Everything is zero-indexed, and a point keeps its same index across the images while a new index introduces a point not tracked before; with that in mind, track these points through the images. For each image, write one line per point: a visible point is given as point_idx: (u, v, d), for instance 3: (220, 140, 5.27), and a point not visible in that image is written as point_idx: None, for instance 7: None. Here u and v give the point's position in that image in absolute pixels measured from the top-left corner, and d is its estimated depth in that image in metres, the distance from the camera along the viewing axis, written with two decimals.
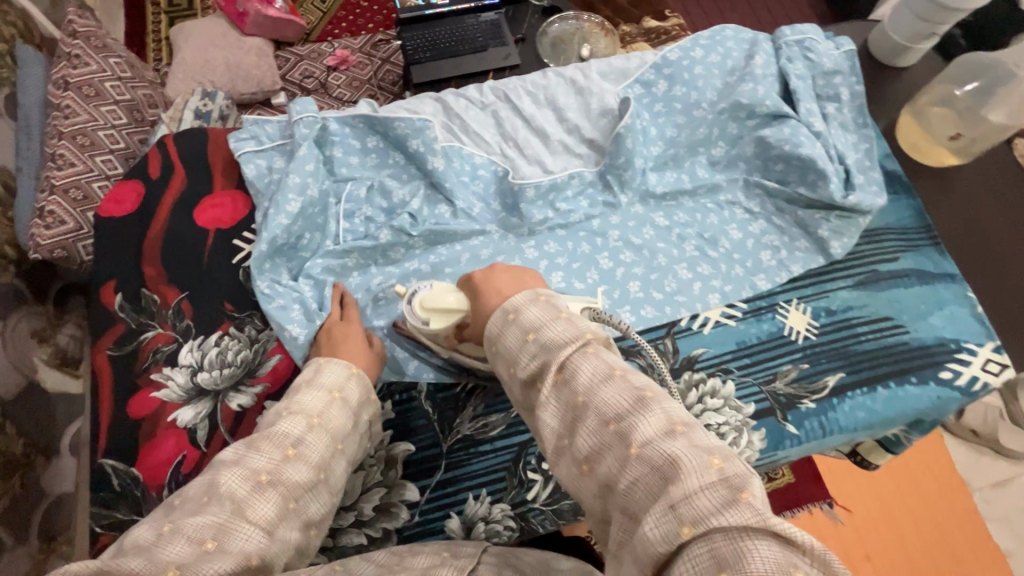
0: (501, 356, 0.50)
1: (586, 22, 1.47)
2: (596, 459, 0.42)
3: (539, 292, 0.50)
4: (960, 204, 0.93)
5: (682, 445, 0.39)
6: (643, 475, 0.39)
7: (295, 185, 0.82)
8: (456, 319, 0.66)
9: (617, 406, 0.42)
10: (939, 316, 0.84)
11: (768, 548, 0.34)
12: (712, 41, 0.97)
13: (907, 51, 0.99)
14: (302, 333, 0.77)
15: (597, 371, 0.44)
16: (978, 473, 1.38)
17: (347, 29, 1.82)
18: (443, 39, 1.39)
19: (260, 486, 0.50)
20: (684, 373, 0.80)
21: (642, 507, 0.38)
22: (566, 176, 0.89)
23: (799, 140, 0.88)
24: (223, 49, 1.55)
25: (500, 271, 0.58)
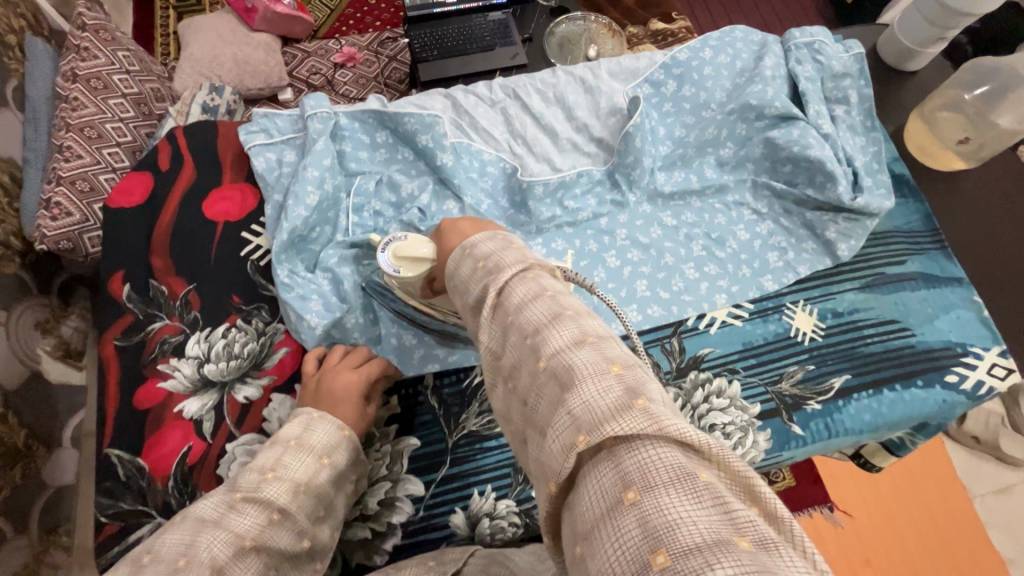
0: (455, 288, 0.48)
1: (593, 23, 1.48)
2: (516, 375, 0.40)
3: (496, 232, 0.49)
4: (969, 207, 0.93)
5: (587, 355, 0.37)
6: (549, 390, 0.36)
7: (313, 178, 0.81)
8: (426, 269, 0.67)
9: (536, 320, 0.39)
10: (945, 319, 0.84)
11: (667, 453, 0.32)
12: (722, 41, 0.97)
13: (917, 55, 1.00)
14: (320, 323, 0.77)
15: (528, 291, 0.42)
16: (979, 479, 1.38)
17: (354, 27, 1.82)
18: (451, 37, 1.39)
19: (243, 552, 0.48)
20: (690, 372, 0.80)
21: (547, 420, 0.36)
22: (574, 174, 0.89)
23: (807, 142, 0.88)
24: (230, 44, 1.55)
25: (464, 220, 0.58)
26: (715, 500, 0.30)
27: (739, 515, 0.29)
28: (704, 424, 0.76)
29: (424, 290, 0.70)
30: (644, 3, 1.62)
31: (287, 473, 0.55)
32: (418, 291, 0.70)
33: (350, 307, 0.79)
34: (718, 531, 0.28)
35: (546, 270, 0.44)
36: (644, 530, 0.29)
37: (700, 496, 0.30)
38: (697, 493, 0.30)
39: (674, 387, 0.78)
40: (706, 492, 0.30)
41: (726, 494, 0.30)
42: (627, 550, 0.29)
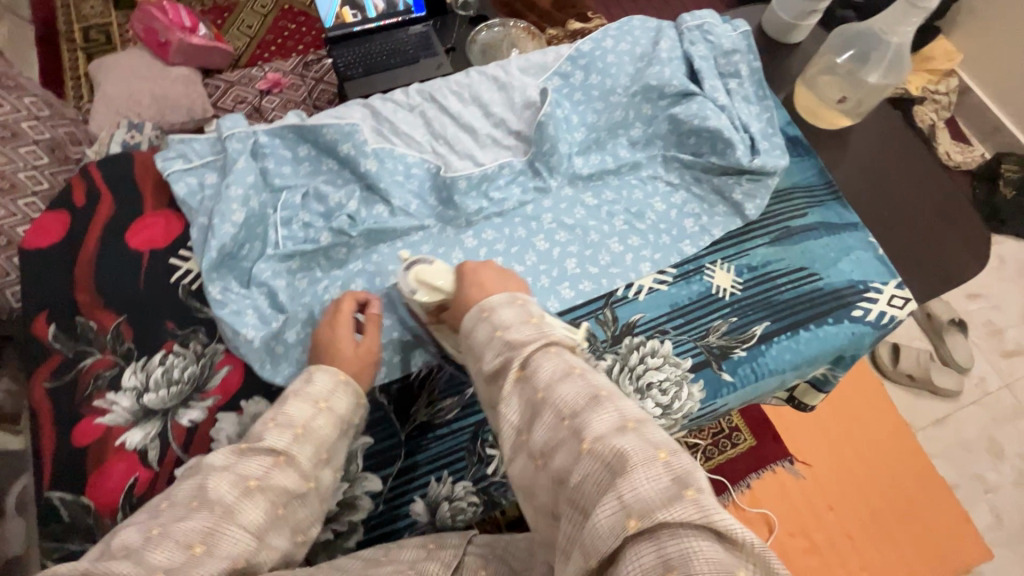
0: (472, 349, 0.57)
1: (512, 28, 1.49)
2: (549, 454, 0.46)
3: (514, 297, 0.58)
4: (856, 160, 1.02)
5: (632, 440, 0.43)
6: (596, 471, 0.42)
7: (237, 196, 0.82)
8: (441, 300, 0.70)
9: (573, 403, 0.47)
10: (847, 261, 0.93)
11: (712, 549, 0.37)
12: (621, 31, 1.04)
13: (796, 29, 1.10)
14: (257, 336, 0.78)
15: (556, 369, 0.50)
16: (918, 412, 1.51)
17: (277, 53, 1.82)
18: (375, 53, 1.43)
19: (251, 491, 0.51)
20: (625, 338, 0.85)
21: (590, 501, 0.42)
22: (496, 166, 0.93)
23: (705, 114, 0.95)
24: (148, 80, 1.53)
25: (489, 268, 0.68)
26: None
27: None
28: (643, 383, 0.81)
29: (433, 313, 0.73)
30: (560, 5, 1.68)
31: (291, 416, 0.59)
32: (426, 311, 0.73)
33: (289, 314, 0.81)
34: None
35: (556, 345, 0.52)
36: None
37: None
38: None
39: (612, 354, 0.83)
40: None
41: None
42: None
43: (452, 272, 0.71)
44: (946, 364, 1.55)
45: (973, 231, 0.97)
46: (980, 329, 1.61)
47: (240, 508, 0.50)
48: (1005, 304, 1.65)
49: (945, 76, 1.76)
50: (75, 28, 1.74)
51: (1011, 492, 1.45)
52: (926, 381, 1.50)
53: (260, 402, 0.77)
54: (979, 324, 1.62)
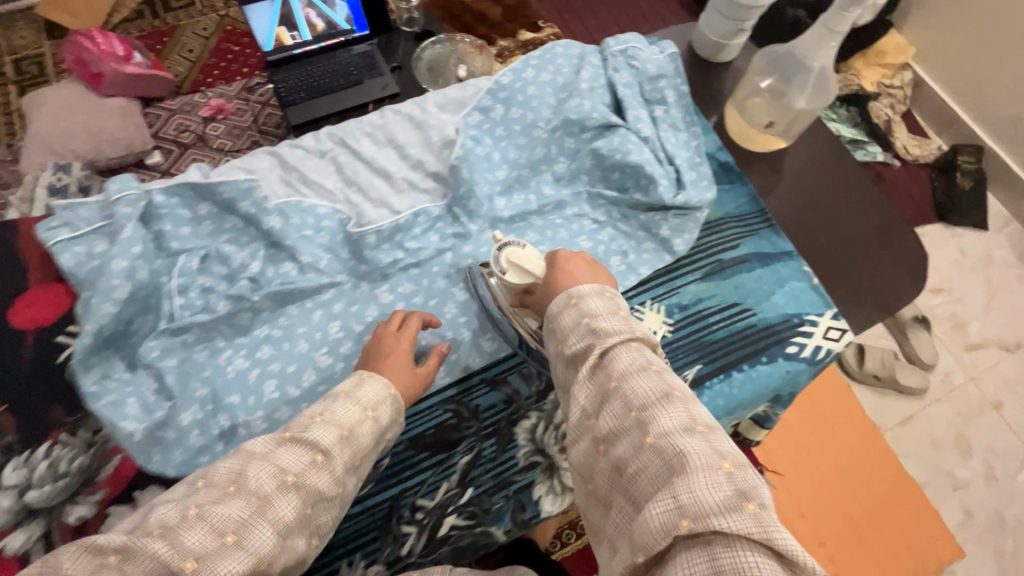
0: (554, 332, 0.59)
1: (461, 42, 1.35)
2: (612, 441, 0.50)
3: (603, 289, 0.60)
4: (789, 184, 0.99)
5: (697, 443, 0.46)
6: (654, 465, 0.46)
7: (121, 270, 0.75)
8: (530, 283, 0.73)
9: (643, 397, 0.50)
10: (781, 293, 0.89)
11: (765, 563, 0.40)
12: (543, 60, 0.99)
13: (724, 48, 1.06)
14: (139, 429, 0.71)
15: (634, 362, 0.53)
16: (886, 412, 1.42)
17: (221, 77, 1.65)
18: (318, 77, 1.29)
19: (286, 484, 0.54)
20: (550, 393, 0.80)
21: (644, 493, 0.46)
22: (411, 215, 0.89)
23: (627, 148, 0.91)
24: (80, 114, 1.39)
25: (578, 259, 0.70)
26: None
27: None
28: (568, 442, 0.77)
29: (517, 299, 0.76)
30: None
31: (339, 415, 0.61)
32: (512, 295, 0.76)
33: (176, 400, 0.74)
34: None
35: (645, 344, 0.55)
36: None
37: None
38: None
39: (536, 411, 0.79)
40: None
41: None
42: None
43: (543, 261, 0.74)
44: (912, 363, 1.45)
45: (909, 252, 0.95)
46: (944, 324, 1.49)
47: (274, 501, 0.52)
48: (968, 297, 1.54)
49: (900, 69, 1.70)
50: (6, 60, 1.63)
51: (978, 488, 1.36)
52: (892, 381, 1.41)
53: (155, 491, 0.71)
54: (943, 319, 1.51)
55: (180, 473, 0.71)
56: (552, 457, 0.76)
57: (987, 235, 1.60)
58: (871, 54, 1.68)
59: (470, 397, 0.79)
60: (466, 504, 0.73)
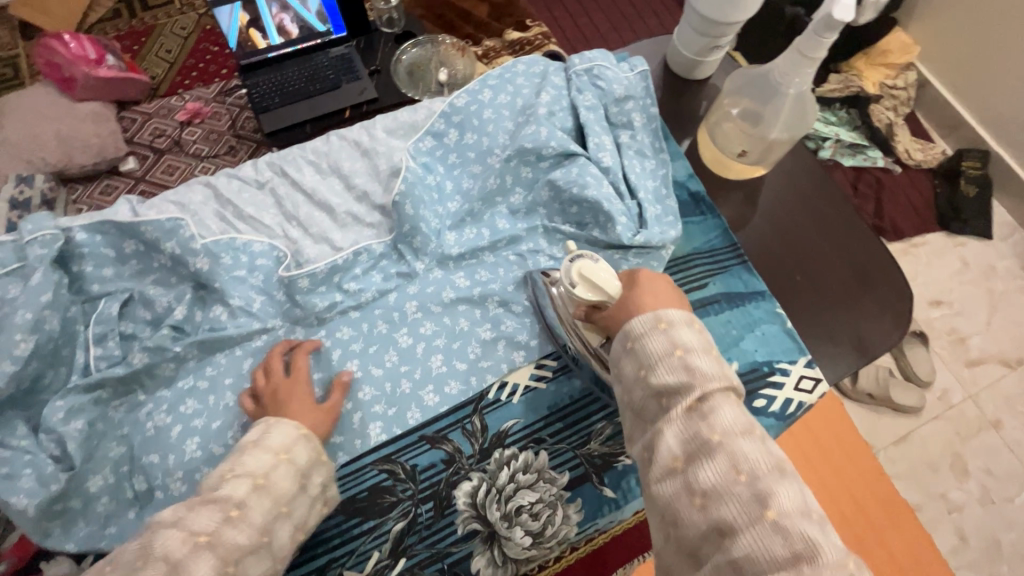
0: (636, 355, 0.51)
1: (443, 44, 1.23)
2: (715, 501, 0.43)
3: (693, 320, 0.52)
4: (766, 215, 0.92)
5: (818, 531, 0.40)
6: (773, 545, 0.40)
7: (25, 322, 0.70)
8: (602, 301, 0.61)
9: (756, 462, 0.44)
10: (751, 338, 0.83)
11: None
12: (501, 80, 0.92)
13: (700, 64, 0.97)
14: (32, 503, 0.65)
15: (738, 420, 0.46)
16: (879, 430, 1.28)
17: (199, 80, 1.37)
18: (293, 82, 1.16)
19: (198, 547, 0.48)
20: (495, 451, 0.75)
21: (754, 568, 0.40)
22: (351, 254, 0.83)
23: (584, 181, 0.84)
24: (48, 119, 1.17)
25: (659, 279, 0.59)
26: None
27: None
28: (511, 508, 0.72)
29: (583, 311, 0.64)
30: (497, 13, 1.38)
31: (247, 466, 0.56)
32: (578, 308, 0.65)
33: (78, 468, 0.68)
34: None
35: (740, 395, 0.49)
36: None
37: None
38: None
39: (479, 472, 0.74)
40: None
41: None
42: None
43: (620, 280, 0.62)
44: (907, 379, 1.31)
45: (894, 290, 0.88)
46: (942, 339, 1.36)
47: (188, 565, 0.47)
48: (969, 310, 1.40)
49: (903, 70, 1.55)
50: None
51: (973, 513, 1.23)
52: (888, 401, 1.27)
53: (63, 562, 0.68)
54: (942, 333, 1.37)
55: (84, 548, 0.67)
56: (494, 525, 0.71)
57: (991, 244, 1.46)
58: (874, 53, 1.53)
59: (407, 456, 0.74)
60: None
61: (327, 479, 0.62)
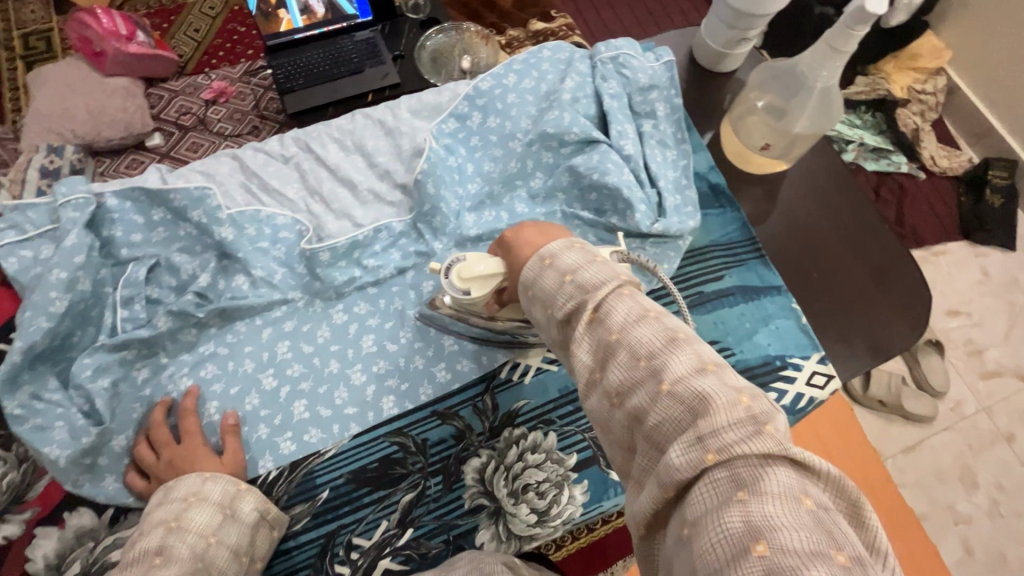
0: (538, 298, 0.49)
1: (466, 32, 1.24)
2: (627, 392, 0.41)
3: (572, 241, 0.50)
4: (785, 211, 0.92)
5: (714, 382, 0.38)
6: (674, 413, 0.38)
7: (59, 281, 0.72)
8: (495, 284, 0.62)
9: (649, 343, 0.41)
10: (764, 332, 0.84)
11: (785, 473, 0.34)
12: (526, 65, 0.93)
13: (727, 57, 0.97)
14: (64, 454, 0.68)
15: (631, 311, 0.43)
16: (888, 440, 1.27)
17: (225, 60, 1.40)
18: (317, 63, 1.17)
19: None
20: (504, 430, 0.76)
21: (669, 439, 0.38)
22: (371, 231, 0.84)
23: (605, 167, 0.85)
24: (81, 93, 1.19)
25: (529, 227, 0.58)
26: (820, 522, 0.32)
27: (839, 535, 0.32)
28: (518, 486, 0.73)
29: (492, 302, 0.67)
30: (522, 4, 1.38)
31: (160, 517, 0.60)
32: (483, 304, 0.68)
33: (106, 424, 0.71)
34: (817, 544, 0.31)
35: (636, 283, 0.46)
36: (747, 525, 0.32)
37: (807, 521, 0.32)
38: (801, 512, 0.32)
39: (488, 450, 0.75)
40: (809, 516, 0.32)
41: (831, 522, 0.32)
42: (727, 546, 0.32)
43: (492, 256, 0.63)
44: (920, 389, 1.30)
45: (912, 291, 0.87)
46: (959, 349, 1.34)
47: None
48: (989, 322, 1.38)
49: (932, 75, 1.52)
50: (13, 34, 1.41)
51: (981, 526, 1.22)
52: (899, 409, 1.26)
53: (86, 514, 0.70)
54: (958, 344, 1.36)
55: (107, 502, 0.70)
56: (500, 501, 0.73)
57: (1014, 255, 1.43)
58: (904, 56, 1.49)
59: (418, 430, 0.75)
60: (403, 547, 0.70)
61: (262, 504, 0.66)
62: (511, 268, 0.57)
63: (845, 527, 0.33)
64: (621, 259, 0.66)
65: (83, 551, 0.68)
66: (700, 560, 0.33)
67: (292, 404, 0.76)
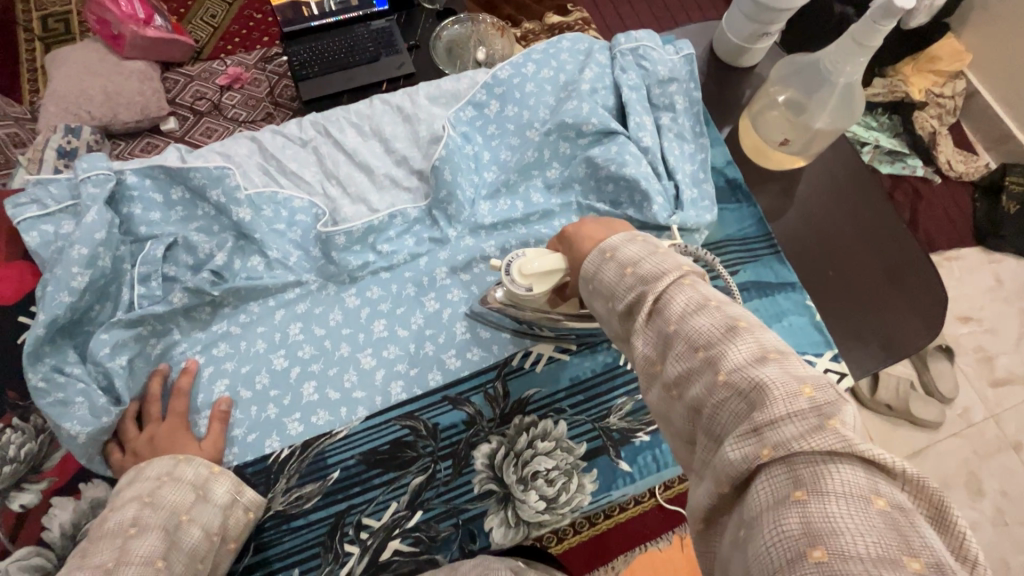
0: (600, 292, 0.49)
1: (483, 23, 1.21)
2: (685, 384, 0.40)
3: (635, 234, 0.50)
4: (801, 208, 0.92)
5: (773, 371, 0.37)
6: (732, 404, 0.37)
7: (80, 257, 0.73)
8: (558, 279, 0.62)
9: (707, 334, 0.40)
10: (778, 328, 0.83)
11: (852, 471, 0.32)
12: (545, 55, 0.92)
13: (747, 52, 0.96)
14: (82, 432, 0.68)
15: (690, 301, 0.42)
16: (894, 444, 1.26)
17: (240, 46, 1.40)
18: (332, 50, 1.17)
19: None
20: (514, 417, 0.76)
21: (726, 431, 0.37)
22: (386, 216, 0.84)
23: (623, 159, 0.85)
24: (100, 75, 1.19)
25: (589, 220, 0.57)
26: (893, 525, 0.30)
27: (916, 540, 0.29)
28: (527, 472, 0.74)
29: (554, 297, 0.67)
30: None
31: (132, 493, 0.61)
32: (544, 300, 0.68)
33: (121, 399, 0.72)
34: (888, 551, 0.29)
35: (700, 274, 0.45)
36: (806, 528, 0.31)
37: (877, 522, 0.30)
38: (870, 514, 0.30)
39: (498, 436, 0.75)
40: (879, 518, 0.30)
41: (906, 525, 0.30)
42: (785, 547, 0.31)
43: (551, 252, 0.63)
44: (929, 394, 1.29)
45: (930, 292, 0.86)
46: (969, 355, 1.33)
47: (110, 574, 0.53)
48: (1001, 328, 1.37)
49: (952, 78, 1.50)
50: (32, 16, 1.41)
51: (985, 533, 1.21)
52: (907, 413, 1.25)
53: (100, 485, 0.71)
54: (969, 350, 1.35)
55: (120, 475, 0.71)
56: (509, 487, 0.73)
57: None
58: (922, 58, 1.48)
59: (429, 415, 0.76)
60: (413, 529, 0.71)
61: (235, 487, 0.66)
62: (569, 262, 0.57)
63: (925, 530, 0.30)
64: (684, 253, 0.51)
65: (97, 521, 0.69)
66: (755, 561, 0.32)
67: (302, 385, 0.76)
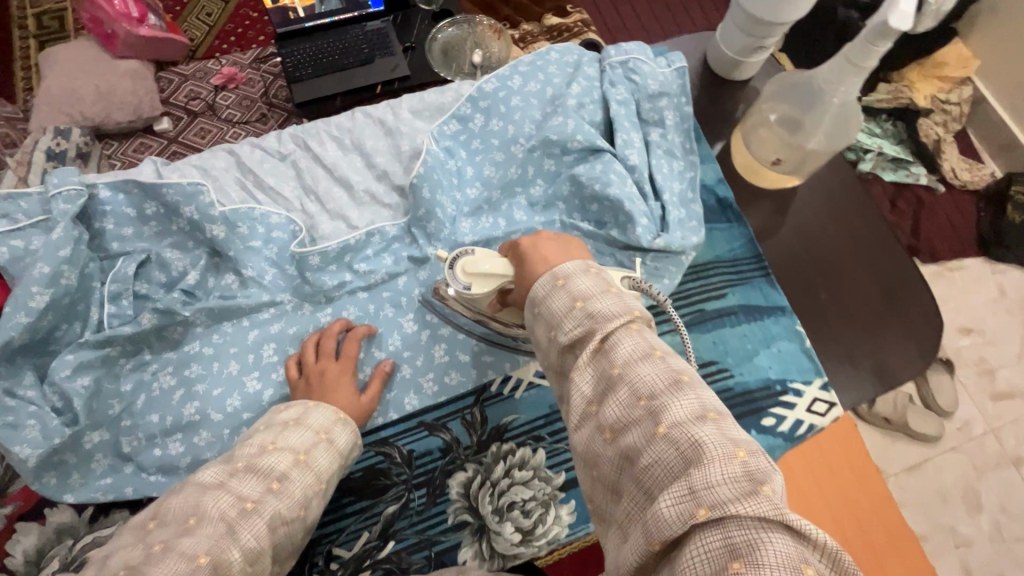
0: (543, 319, 0.49)
1: (480, 25, 1.19)
2: (621, 429, 0.41)
3: (589, 265, 0.50)
4: (794, 228, 0.89)
5: (712, 432, 0.38)
6: (669, 457, 0.37)
7: (42, 276, 0.71)
8: (500, 283, 0.62)
9: (651, 384, 0.41)
10: (766, 354, 0.81)
11: (783, 541, 0.33)
12: (533, 67, 0.90)
13: (742, 65, 0.93)
14: (33, 454, 0.67)
15: (636, 348, 0.43)
16: (891, 457, 1.24)
17: (236, 45, 1.36)
18: (330, 52, 1.14)
19: (188, 527, 0.47)
20: (492, 445, 0.75)
21: (660, 486, 0.37)
22: (364, 234, 0.82)
23: (607, 178, 0.82)
24: (92, 75, 1.15)
25: (547, 240, 0.58)
26: None
27: None
28: (503, 503, 0.72)
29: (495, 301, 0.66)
30: None
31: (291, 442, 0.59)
32: (487, 302, 0.67)
33: (81, 425, 0.70)
34: None
35: (647, 321, 0.46)
36: None
37: None
38: None
39: (474, 464, 0.74)
40: None
41: None
42: None
43: (500, 255, 0.63)
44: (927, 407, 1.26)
45: (924, 315, 0.84)
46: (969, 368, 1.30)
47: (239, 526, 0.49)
48: (1002, 341, 1.34)
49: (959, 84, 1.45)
50: (27, 12, 1.39)
51: (981, 549, 1.18)
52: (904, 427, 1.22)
53: (65, 511, 0.70)
54: (969, 362, 1.32)
55: (83, 501, 0.69)
56: (484, 518, 0.71)
57: None
58: (928, 64, 1.43)
59: (405, 441, 0.74)
60: (384, 560, 0.69)
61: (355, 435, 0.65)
62: (518, 277, 0.57)
63: None
64: (631, 284, 0.62)
65: (61, 548, 0.68)
66: None
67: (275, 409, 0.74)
